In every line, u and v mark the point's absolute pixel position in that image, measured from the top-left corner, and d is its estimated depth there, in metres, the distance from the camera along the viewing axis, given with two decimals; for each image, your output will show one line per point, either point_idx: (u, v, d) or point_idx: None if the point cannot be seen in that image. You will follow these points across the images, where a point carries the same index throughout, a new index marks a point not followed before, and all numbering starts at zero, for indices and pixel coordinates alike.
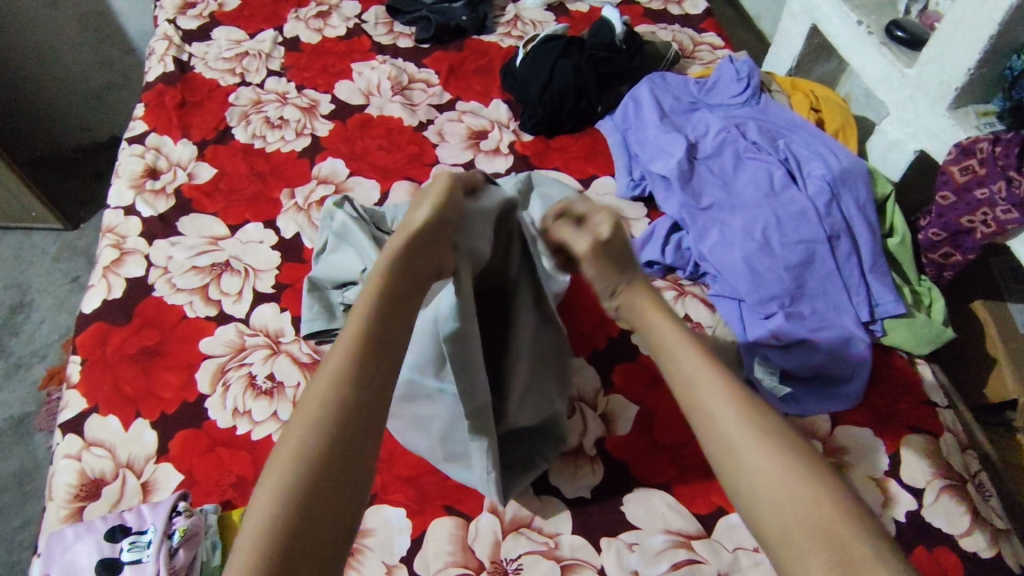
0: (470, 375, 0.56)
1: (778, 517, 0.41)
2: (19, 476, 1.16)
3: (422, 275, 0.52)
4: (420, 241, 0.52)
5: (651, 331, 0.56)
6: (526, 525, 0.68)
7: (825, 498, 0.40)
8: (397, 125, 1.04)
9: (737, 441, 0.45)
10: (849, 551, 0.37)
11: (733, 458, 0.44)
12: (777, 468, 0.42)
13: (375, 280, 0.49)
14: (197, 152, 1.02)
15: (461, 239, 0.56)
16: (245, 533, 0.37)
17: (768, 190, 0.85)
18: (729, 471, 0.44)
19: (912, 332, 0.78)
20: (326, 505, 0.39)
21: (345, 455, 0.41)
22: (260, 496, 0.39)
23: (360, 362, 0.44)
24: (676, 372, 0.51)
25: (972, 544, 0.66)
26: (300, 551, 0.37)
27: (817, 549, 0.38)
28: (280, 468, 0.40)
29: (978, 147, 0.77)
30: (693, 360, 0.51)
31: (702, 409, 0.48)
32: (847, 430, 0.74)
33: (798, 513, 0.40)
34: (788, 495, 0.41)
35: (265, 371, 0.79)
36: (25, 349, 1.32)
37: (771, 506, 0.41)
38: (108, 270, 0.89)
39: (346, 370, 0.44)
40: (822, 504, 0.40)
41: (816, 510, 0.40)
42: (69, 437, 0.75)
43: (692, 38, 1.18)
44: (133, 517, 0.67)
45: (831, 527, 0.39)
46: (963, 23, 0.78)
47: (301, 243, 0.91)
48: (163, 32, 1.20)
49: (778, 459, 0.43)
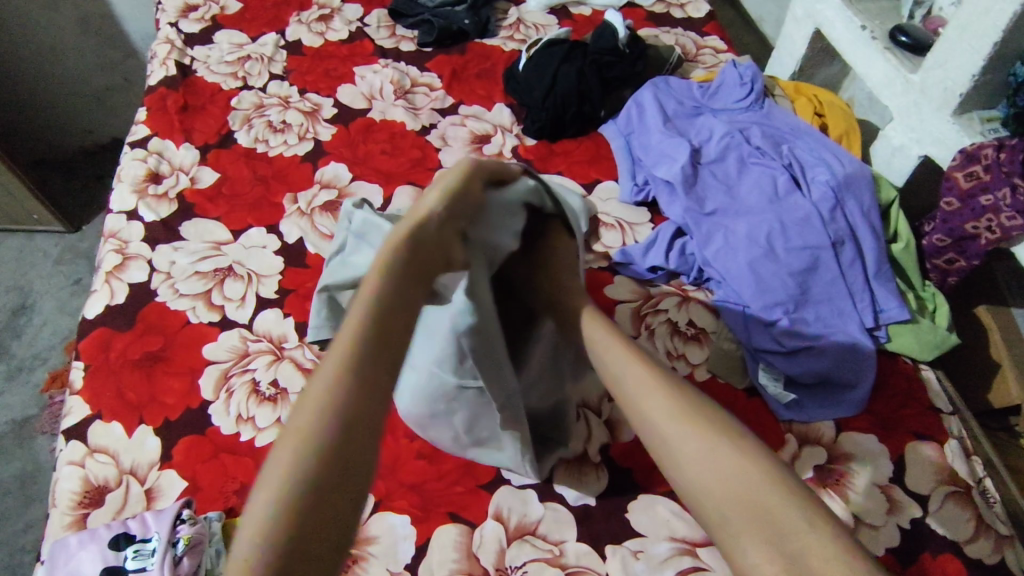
0: (495, 371, 0.61)
1: (719, 501, 0.48)
2: (20, 479, 1.16)
3: (427, 264, 0.51)
4: (430, 227, 0.52)
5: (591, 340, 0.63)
6: (531, 532, 0.68)
7: (760, 479, 0.48)
8: (399, 130, 1.04)
9: (677, 437, 0.52)
10: (789, 530, 0.44)
11: (666, 446, 0.53)
12: (717, 459, 0.49)
13: (375, 272, 0.47)
14: (199, 157, 1.02)
15: (479, 235, 0.58)
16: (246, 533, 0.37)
17: (772, 196, 0.85)
18: (674, 465, 0.51)
19: (916, 339, 0.78)
20: (333, 498, 0.39)
21: (353, 444, 0.41)
22: (266, 482, 0.39)
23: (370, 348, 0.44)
24: (617, 382, 0.59)
25: (977, 551, 0.66)
26: (310, 539, 0.38)
27: (758, 529, 0.45)
28: (287, 454, 0.40)
29: (983, 154, 0.77)
30: (633, 371, 0.58)
31: (641, 406, 0.55)
32: (853, 437, 0.74)
33: (725, 489, 0.48)
34: (728, 482, 0.48)
35: (268, 378, 0.79)
36: (26, 353, 1.32)
37: (699, 485, 0.49)
38: (111, 275, 0.89)
39: (355, 350, 0.43)
40: (754, 480, 0.48)
41: (754, 490, 0.47)
42: (72, 443, 0.75)
43: (695, 42, 1.18)
44: (137, 524, 0.66)
45: (768, 504, 0.46)
46: (968, 29, 0.78)
47: (304, 249, 0.91)
48: (165, 36, 1.20)
49: (715, 447, 0.50)
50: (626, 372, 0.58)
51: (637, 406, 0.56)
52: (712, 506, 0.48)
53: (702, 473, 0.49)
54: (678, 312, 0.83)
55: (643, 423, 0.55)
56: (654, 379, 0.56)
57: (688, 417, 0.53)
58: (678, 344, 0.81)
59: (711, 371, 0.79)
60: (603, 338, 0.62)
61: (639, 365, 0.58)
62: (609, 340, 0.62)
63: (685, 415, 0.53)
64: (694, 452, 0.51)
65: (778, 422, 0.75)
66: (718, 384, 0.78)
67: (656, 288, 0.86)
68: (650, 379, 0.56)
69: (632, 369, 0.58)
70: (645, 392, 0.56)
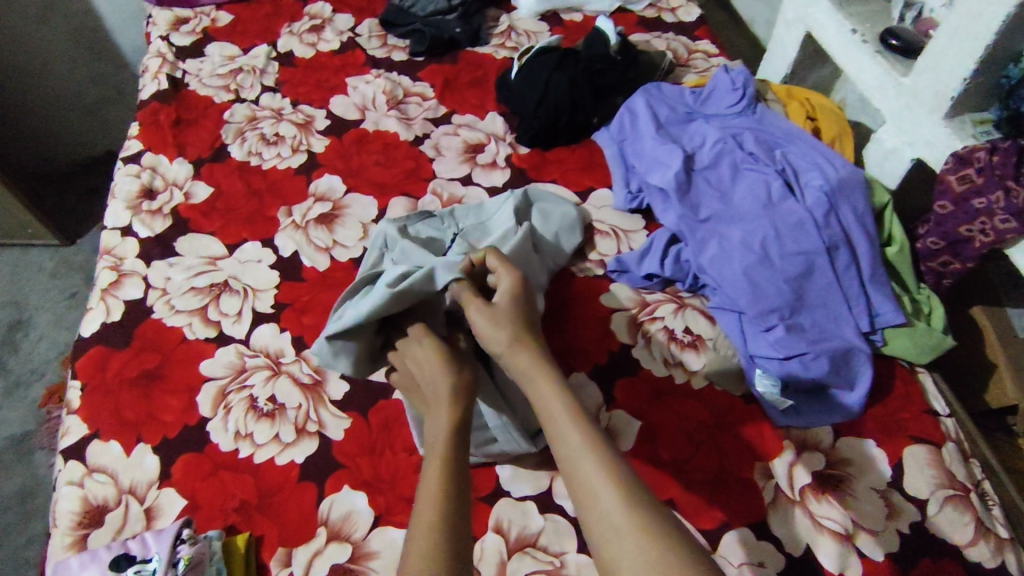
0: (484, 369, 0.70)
1: None
2: (21, 494, 1.16)
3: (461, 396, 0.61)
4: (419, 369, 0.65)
5: (535, 392, 0.56)
6: (531, 544, 0.68)
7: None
8: (393, 140, 1.04)
9: (616, 517, 0.46)
10: None
11: (603, 526, 0.47)
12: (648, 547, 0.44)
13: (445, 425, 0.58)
14: (193, 171, 1.02)
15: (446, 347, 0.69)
16: None
17: (766, 202, 0.85)
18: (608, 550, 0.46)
19: (912, 342, 0.79)
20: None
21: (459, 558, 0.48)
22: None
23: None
24: (558, 440, 0.52)
25: (976, 554, 0.66)
26: None
27: None
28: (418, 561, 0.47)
29: (976, 157, 0.77)
30: (575, 433, 0.51)
31: (581, 486, 0.49)
32: (851, 443, 0.74)
33: None
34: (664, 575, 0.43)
35: (266, 394, 0.79)
36: (24, 368, 1.31)
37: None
38: (106, 292, 0.89)
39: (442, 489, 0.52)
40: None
41: None
42: (70, 464, 0.74)
43: (687, 46, 1.19)
44: (137, 546, 0.67)
45: None
46: (958, 33, 0.79)
47: (300, 262, 0.91)
48: (156, 50, 1.20)
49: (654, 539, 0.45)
50: (572, 447, 0.51)
51: (577, 488, 0.49)
52: None
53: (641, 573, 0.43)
54: (674, 319, 0.84)
55: (580, 506, 0.49)
56: (599, 459, 0.50)
57: (635, 511, 0.46)
58: (676, 352, 0.81)
59: (708, 379, 0.79)
60: (547, 392, 0.55)
61: (579, 434, 0.51)
62: (555, 402, 0.54)
63: (635, 505, 0.47)
64: (632, 553, 0.44)
65: (776, 429, 0.75)
66: (715, 391, 0.78)
67: (652, 295, 0.86)
68: (591, 455, 0.50)
69: (577, 437, 0.51)
70: (587, 474, 0.49)
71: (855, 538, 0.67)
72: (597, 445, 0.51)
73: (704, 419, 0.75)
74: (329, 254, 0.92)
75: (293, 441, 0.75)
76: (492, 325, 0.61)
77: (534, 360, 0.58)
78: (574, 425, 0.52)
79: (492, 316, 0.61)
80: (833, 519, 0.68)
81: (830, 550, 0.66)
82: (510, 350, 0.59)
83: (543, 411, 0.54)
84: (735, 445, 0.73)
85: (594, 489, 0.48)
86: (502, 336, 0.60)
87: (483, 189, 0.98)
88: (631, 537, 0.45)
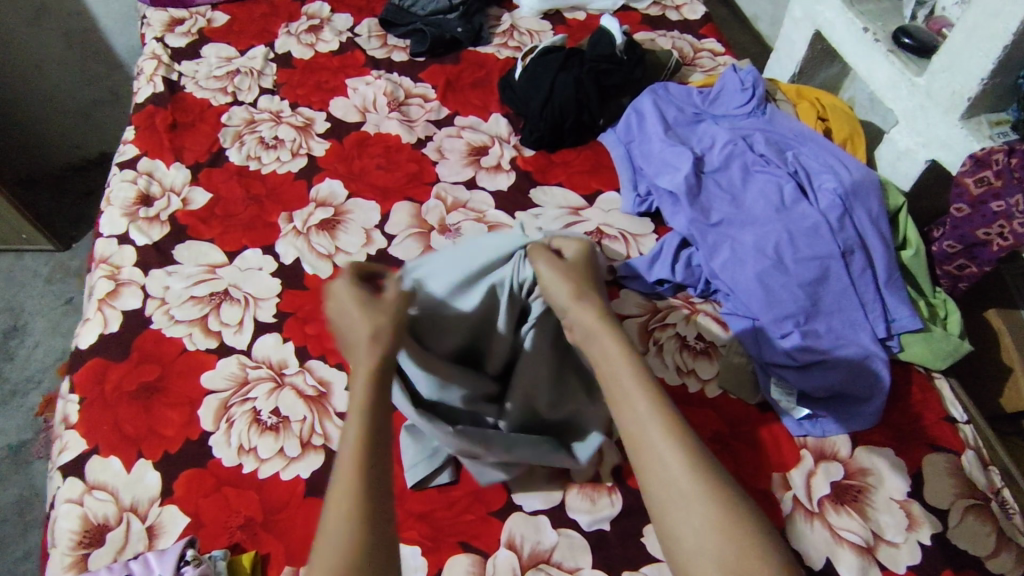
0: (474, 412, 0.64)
1: (695, 541, 0.43)
2: (18, 506, 1.13)
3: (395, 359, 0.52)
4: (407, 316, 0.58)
5: (582, 326, 0.53)
6: (545, 560, 0.66)
7: (739, 517, 0.43)
8: (395, 143, 1.02)
9: (665, 457, 0.45)
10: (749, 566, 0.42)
11: (646, 454, 0.46)
12: (693, 498, 0.44)
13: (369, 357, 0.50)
14: (190, 176, 0.99)
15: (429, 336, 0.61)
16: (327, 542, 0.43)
17: (779, 206, 0.83)
18: (650, 485, 0.46)
19: (930, 348, 0.77)
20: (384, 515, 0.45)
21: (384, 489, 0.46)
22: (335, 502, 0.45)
23: (368, 517, 0.44)
24: (606, 369, 0.50)
25: (997, 566, 0.65)
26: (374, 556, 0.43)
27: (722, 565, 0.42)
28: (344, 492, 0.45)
29: (993, 159, 0.76)
30: (623, 365, 0.49)
31: (637, 441, 0.47)
32: (868, 451, 0.72)
33: (715, 533, 0.43)
34: (711, 525, 0.43)
35: (269, 406, 0.77)
36: (20, 375, 1.29)
37: (675, 524, 0.44)
38: (103, 302, 0.86)
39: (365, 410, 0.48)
40: (739, 525, 0.43)
41: (743, 538, 0.43)
42: (69, 481, 0.72)
43: (692, 44, 1.17)
44: (140, 567, 0.65)
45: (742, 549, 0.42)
46: (976, 33, 0.77)
47: (301, 269, 0.89)
48: (151, 51, 1.17)
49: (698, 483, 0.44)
50: (620, 372, 0.49)
51: (627, 426, 0.48)
52: (690, 541, 0.43)
53: (692, 540, 0.43)
54: (686, 326, 0.82)
55: (638, 465, 0.47)
56: (664, 423, 0.46)
57: (702, 479, 0.44)
58: (688, 360, 0.79)
59: (722, 388, 0.77)
60: (586, 319, 0.53)
61: (650, 405, 0.47)
62: (620, 360, 0.50)
63: (687, 454, 0.45)
64: (696, 525, 0.43)
65: (794, 439, 0.74)
66: (730, 400, 0.77)
67: (664, 301, 0.84)
68: (660, 424, 0.46)
69: (625, 369, 0.49)
70: (654, 441, 0.46)
71: (875, 550, 0.65)
72: (664, 412, 0.47)
73: (719, 429, 0.74)
74: (331, 261, 0.90)
75: (299, 456, 0.73)
76: (557, 273, 0.56)
77: (599, 320, 0.52)
78: (640, 386, 0.48)
79: (558, 269, 0.56)
80: (852, 530, 0.67)
81: (851, 563, 0.65)
82: (573, 306, 0.53)
83: (607, 368, 0.50)
84: (751, 455, 0.72)
85: (645, 428, 0.47)
86: (565, 292, 0.54)
87: (488, 193, 0.96)
88: (699, 510, 0.43)
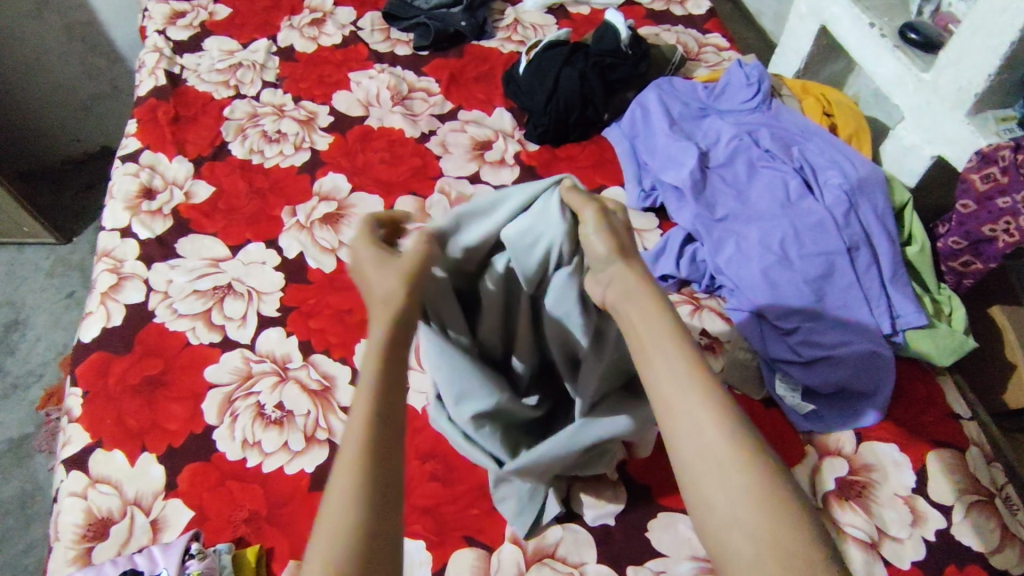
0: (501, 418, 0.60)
1: (729, 517, 0.38)
2: (20, 499, 1.13)
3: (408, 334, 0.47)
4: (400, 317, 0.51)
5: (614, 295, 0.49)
6: (550, 555, 0.66)
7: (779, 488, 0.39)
8: (398, 137, 1.02)
9: (702, 421, 0.41)
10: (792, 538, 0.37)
11: (677, 422, 0.42)
12: (732, 472, 0.39)
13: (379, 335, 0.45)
14: (193, 169, 0.99)
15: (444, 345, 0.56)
16: (323, 526, 0.38)
17: (784, 201, 0.84)
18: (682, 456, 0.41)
19: (935, 343, 0.77)
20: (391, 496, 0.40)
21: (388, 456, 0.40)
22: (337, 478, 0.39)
23: (372, 488, 0.39)
24: (640, 334, 0.45)
25: (1002, 561, 0.65)
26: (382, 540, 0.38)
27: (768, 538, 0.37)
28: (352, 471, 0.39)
29: (1000, 155, 0.75)
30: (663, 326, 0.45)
31: (674, 410, 0.42)
32: (873, 447, 0.72)
33: (757, 503, 0.38)
34: (753, 497, 0.38)
35: (273, 401, 0.77)
36: (21, 369, 1.29)
37: (714, 496, 0.39)
38: (106, 296, 0.86)
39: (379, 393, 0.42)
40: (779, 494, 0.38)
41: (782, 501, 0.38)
42: (73, 474, 0.72)
43: (697, 39, 1.17)
44: (144, 561, 0.65)
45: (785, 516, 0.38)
46: (984, 28, 0.77)
47: (305, 263, 0.89)
48: (153, 44, 1.16)
49: (732, 446, 0.40)
50: (652, 335, 0.45)
51: (660, 388, 0.43)
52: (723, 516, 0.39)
53: (732, 514, 0.38)
54: (690, 322, 0.82)
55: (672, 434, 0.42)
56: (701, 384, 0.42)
57: (744, 452, 0.40)
58: None
59: (727, 383, 0.77)
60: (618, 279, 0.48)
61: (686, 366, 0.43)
62: (661, 332, 0.45)
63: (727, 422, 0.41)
64: (734, 495, 0.39)
65: (798, 434, 0.74)
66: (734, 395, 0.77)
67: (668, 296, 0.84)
68: (699, 392, 0.42)
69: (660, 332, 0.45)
70: (690, 413, 0.41)
71: (879, 545, 0.65)
72: (703, 377, 0.43)
73: None
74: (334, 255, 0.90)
75: (303, 450, 0.73)
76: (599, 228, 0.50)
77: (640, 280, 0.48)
78: (682, 362, 0.43)
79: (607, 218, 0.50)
80: (857, 526, 0.67)
81: (855, 558, 0.65)
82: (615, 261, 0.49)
83: (644, 343, 0.45)
84: None
85: (681, 390, 0.42)
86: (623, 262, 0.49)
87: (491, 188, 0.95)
88: (744, 480, 0.39)
